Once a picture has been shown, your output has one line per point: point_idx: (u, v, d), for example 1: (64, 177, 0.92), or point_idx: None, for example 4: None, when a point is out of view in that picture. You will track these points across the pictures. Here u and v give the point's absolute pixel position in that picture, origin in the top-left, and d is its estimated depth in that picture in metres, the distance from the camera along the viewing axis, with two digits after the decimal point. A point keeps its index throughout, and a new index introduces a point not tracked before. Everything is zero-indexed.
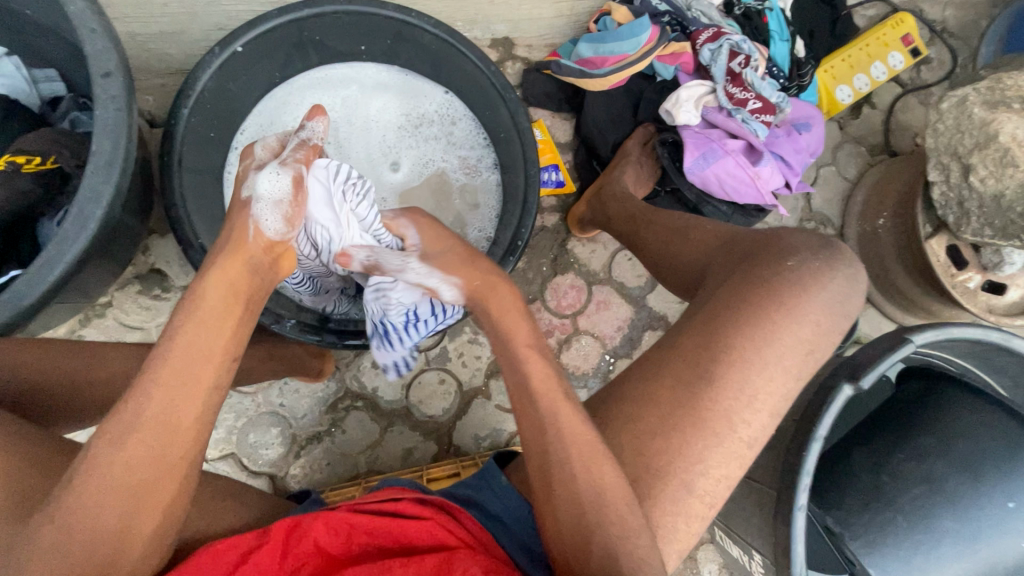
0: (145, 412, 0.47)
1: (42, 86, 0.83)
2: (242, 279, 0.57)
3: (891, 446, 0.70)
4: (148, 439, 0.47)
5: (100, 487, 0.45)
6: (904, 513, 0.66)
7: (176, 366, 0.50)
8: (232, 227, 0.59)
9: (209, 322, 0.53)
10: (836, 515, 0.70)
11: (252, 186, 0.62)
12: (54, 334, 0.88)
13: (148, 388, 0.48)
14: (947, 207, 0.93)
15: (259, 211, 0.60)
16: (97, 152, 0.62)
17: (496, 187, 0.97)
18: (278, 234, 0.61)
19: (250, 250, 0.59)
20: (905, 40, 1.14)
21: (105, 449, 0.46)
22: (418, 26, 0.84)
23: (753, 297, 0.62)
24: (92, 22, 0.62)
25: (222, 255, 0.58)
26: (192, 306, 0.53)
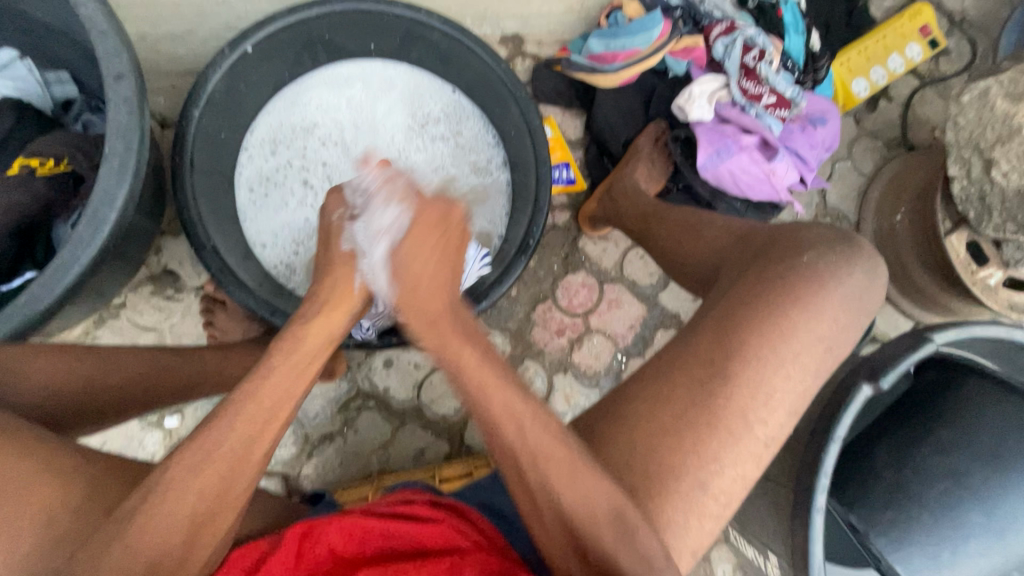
0: (225, 443, 0.49)
1: (55, 89, 0.82)
2: (337, 329, 0.61)
3: (914, 442, 0.68)
4: (222, 470, 0.48)
5: (172, 516, 0.45)
6: (930, 509, 0.65)
7: (264, 403, 0.51)
8: (336, 282, 0.62)
9: (302, 361, 0.55)
10: (859, 512, 0.68)
11: (351, 240, 0.64)
12: (69, 335, 0.89)
13: (231, 421, 0.49)
14: (968, 201, 0.90)
15: (364, 269, 0.62)
16: (110, 155, 0.62)
17: (508, 187, 0.94)
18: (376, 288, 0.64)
19: (351, 302, 0.63)
20: (923, 32, 1.12)
21: (181, 476, 0.47)
22: (427, 24, 0.84)
23: (772, 295, 0.60)
24: (104, 24, 0.62)
25: (322, 307, 0.60)
26: (284, 351, 0.55)
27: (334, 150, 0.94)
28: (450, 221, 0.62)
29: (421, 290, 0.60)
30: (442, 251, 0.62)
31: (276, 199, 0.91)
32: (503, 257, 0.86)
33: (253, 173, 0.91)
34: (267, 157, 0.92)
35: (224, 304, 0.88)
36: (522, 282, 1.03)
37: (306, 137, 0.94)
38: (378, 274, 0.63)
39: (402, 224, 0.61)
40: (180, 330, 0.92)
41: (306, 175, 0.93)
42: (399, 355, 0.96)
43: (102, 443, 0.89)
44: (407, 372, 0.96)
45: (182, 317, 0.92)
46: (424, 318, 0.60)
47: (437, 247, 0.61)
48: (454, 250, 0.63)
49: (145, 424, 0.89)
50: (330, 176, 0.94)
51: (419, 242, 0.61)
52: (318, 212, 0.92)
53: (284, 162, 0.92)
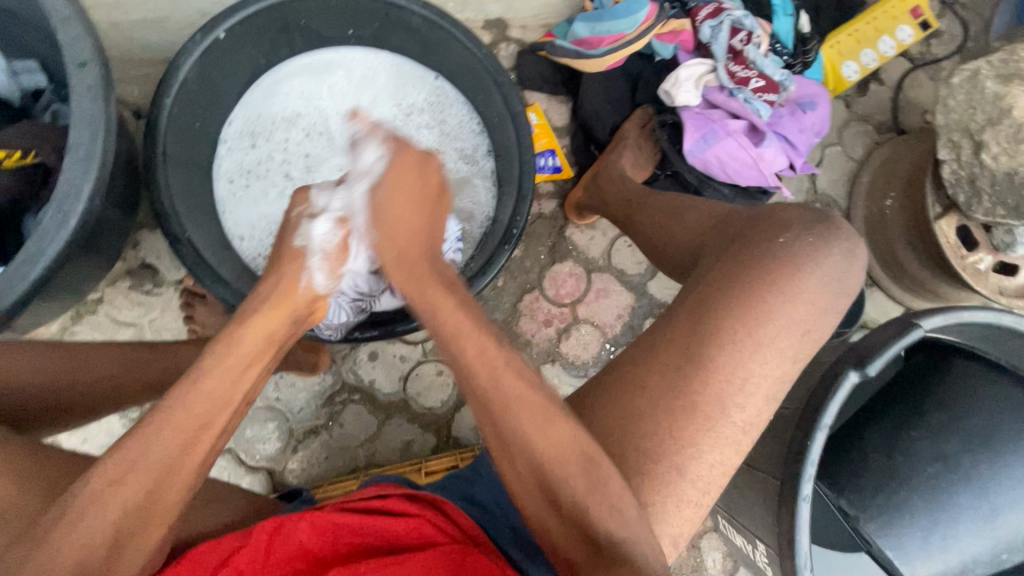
0: (153, 453, 0.46)
1: (22, 78, 0.80)
2: (278, 330, 0.57)
3: (902, 426, 0.68)
4: (149, 483, 0.45)
5: (94, 531, 0.43)
6: (919, 493, 0.64)
7: (193, 412, 0.49)
8: (282, 277, 0.60)
9: (236, 367, 0.52)
10: (849, 497, 0.67)
11: (305, 233, 0.63)
12: (45, 331, 0.87)
13: (158, 430, 0.47)
14: (958, 185, 0.88)
15: (312, 265, 0.62)
16: (74, 145, 0.60)
17: (491, 176, 0.94)
18: (324, 288, 0.63)
19: (295, 302, 0.60)
20: (915, 13, 1.10)
21: (101, 490, 0.44)
22: (405, 8, 0.81)
23: (748, 277, 0.59)
24: (66, 11, 0.61)
25: (262, 306, 0.58)
26: (217, 353, 0.52)
27: (316, 140, 0.94)
28: (429, 165, 0.64)
29: (399, 233, 0.61)
30: (420, 197, 0.63)
31: (257, 192, 0.91)
32: (486, 248, 0.84)
33: (232, 165, 0.90)
34: (247, 149, 0.91)
35: (204, 299, 0.87)
36: (509, 273, 1.01)
37: (288, 127, 0.94)
38: (324, 273, 0.63)
39: (379, 167, 0.63)
40: (160, 325, 0.91)
41: (287, 167, 0.93)
42: (385, 348, 0.95)
43: (82, 441, 0.87)
44: (393, 364, 0.95)
45: (162, 312, 0.91)
46: (409, 260, 0.60)
47: (414, 186, 0.62)
48: (432, 192, 0.64)
49: (126, 420, 0.88)
50: (311, 167, 0.94)
51: (396, 182, 0.62)
52: None
53: (265, 153, 0.92)
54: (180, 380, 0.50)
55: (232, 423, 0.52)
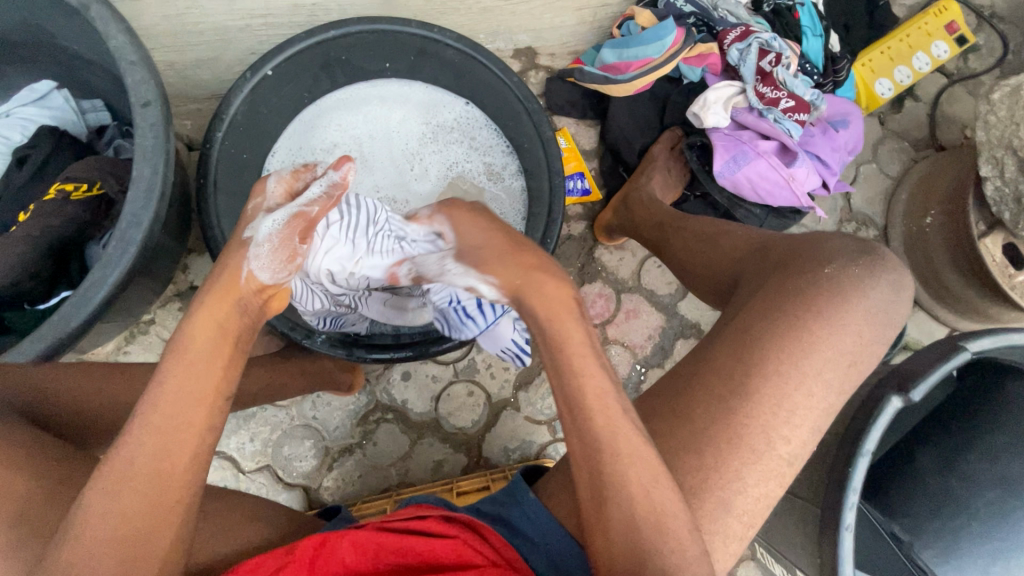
0: (137, 462, 0.46)
1: (89, 116, 0.87)
2: (230, 320, 0.53)
3: (957, 448, 0.64)
4: (142, 488, 0.46)
5: (98, 539, 0.44)
6: (981, 520, 0.61)
7: (163, 412, 0.48)
8: (221, 272, 0.54)
9: (196, 365, 0.50)
10: (903, 521, 0.64)
11: (254, 227, 0.56)
12: (101, 351, 0.92)
13: (139, 438, 0.47)
14: (1001, 203, 0.87)
15: (252, 259, 0.55)
16: (137, 179, 0.64)
17: (522, 194, 0.97)
18: (273, 278, 0.55)
19: (240, 292, 0.54)
20: (950, 29, 1.08)
21: (98, 502, 0.45)
22: (439, 41, 0.85)
23: (793, 309, 0.59)
24: (133, 54, 0.65)
25: (206, 300, 0.53)
26: (175, 352, 0.50)
27: None
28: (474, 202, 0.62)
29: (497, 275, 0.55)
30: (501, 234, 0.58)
31: None
32: None
33: None
34: None
35: None
36: None
37: (327, 157, 0.97)
38: (269, 265, 0.55)
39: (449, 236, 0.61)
40: None
41: None
42: (417, 367, 0.97)
43: None
44: (425, 384, 0.96)
45: None
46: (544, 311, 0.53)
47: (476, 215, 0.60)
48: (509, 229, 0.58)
49: None
50: None
51: (469, 232, 0.59)
52: None
53: None
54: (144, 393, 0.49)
55: (218, 417, 0.50)
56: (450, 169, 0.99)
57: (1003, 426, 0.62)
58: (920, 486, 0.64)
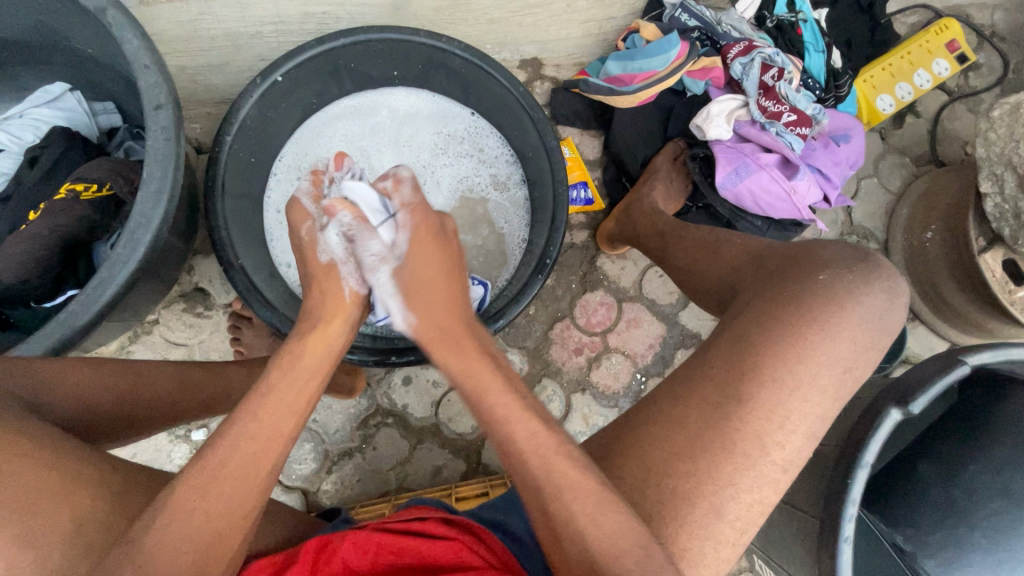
0: (230, 463, 0.49)
1: (100, 119, 0.89)
2: (335, 342, 0.62)
3: (960, 459, 0.64)
4: (230, 487, 0.48)
5: (180, 536, 0.45)
6: (983, 531, 0.60)
7: (266, 419, 0.52)
8: (326, 292, 0.65)
9: (300, 377, 0.57)
10: (905, 532, 0.64)
11: (326, 248, 0.66)
12: (104, 350, 0.93)
13: (236, 439, 0.50)
14: (1002, 218, 0.88)
15: (345, 275, 0.65)
16: (147, 180, 0.65)
17: (525, 204, 0.98)
18: (361, 289, 0.66)
19: (346, 309, 0.65)
20: (951, 47, 1.10)
21: (188, 497, 0.47)
22: (447, 50, 0.86)
23: (788, 315, 0.59)
24: (147, 59, 0.67)
25: (319, 321, 0.63)
26: (284, 364, 0.57)
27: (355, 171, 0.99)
28: (445, 230, 0.67)
29: (432, 312, 0.62)
30: (444, 271, 0.65)
31: None
32: (520, 277, 0.86)
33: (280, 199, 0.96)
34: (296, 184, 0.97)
35: (251, 322, 0.92)
36: (540, 301, 1.03)
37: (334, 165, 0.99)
38: (358, 275, 0.66)
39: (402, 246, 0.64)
40: (208, 346, 0.96)
41: None
42: (418, 373, 0.97)
43: (132, 456, 0.92)
44: (425, 389, 0.97)
45: (211, 333, 0.96)
46: (447, 337, 0.61)
47: (440, 258, 0.65)
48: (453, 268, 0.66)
49: (173, 437, 0.93)
50: None
51: (422, 258, 0.64)
52: None
53: None
54: (246, 397, 0.54)
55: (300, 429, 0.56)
56: (459, 180, 1.01)
57: (1005, 438, 0.62)
58: (921, 498, 0.64)
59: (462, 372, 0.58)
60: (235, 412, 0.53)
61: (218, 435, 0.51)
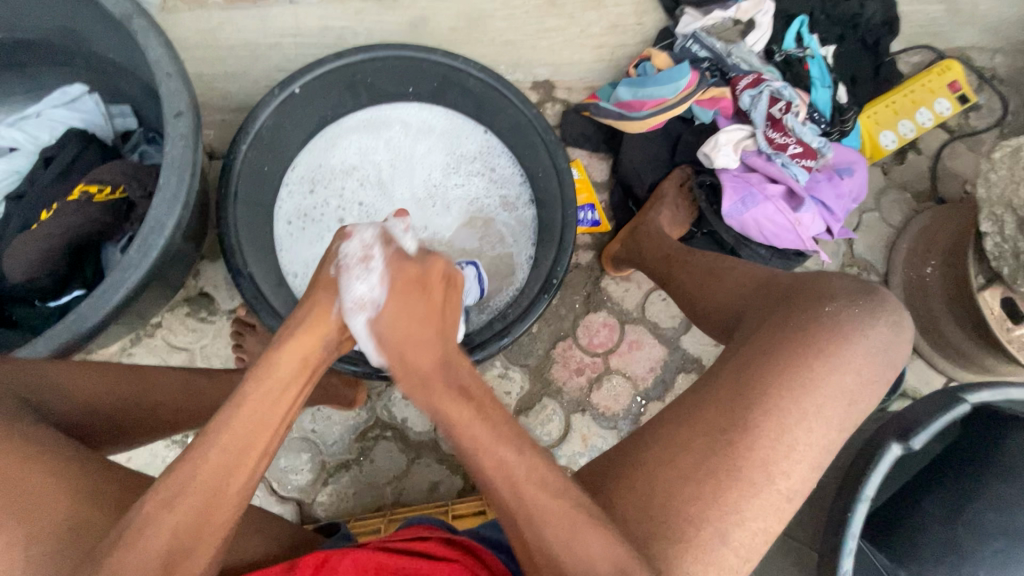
0: (197, 477, 0.49)
1: (117, 121, 0.89)
2: (313, 354, 0.59)
3: (964, 497, 0.64)
4: (196, 502, 0.48)
5: (149, 549, 0.45)
6: (986, 571, 0.60)
7: (237, 433, 0.51)
8: (315, 303, 0.61)
9: (276, 389, 0.55)
10: (909, 568, 0.64)
11: (339, 268, 0.63)
12: (105, 352, 0.93)
13: (203, 455, 0.50)
14: (1001, 258, 0.89)
15: (341, 302, 0.61)
16: (163, 186, 0.65)
17: (533, 223, 0.99)
18: (352, 321, 0.63)
19: (328, 327, 0.61)
20: (952, 88, 1.13)
21: (155, 511, 0.47)
22: (463, 70, 0.88)
23: (793, 345, 0.59)
24: (169, 67, 0.68)
25: (302, 331, 0.60)
26: (257, 378, 0.55)
27: (368, 188, 1.00)
28: (430, 277, 0.62)
29: (409, 353, 0.60)
30: (427, 312, 0.62)
31: (312, 234, 0.97)
32: (524, 295, 0.86)
33: (291, 208, 0.97)
34: (306, 195, 0.98)
35: (254, 329, 0.92)
36: (543, 319, 1.03)
37: (344, 177, 1.00)
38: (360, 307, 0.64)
39: (379, 296, 0.61)
40: (210, 352, 0.95)
41: (341, 213, 0.99)
42: None
43: (127, 459, 0.91)
44: None
45: (213, 339, 0.96)
46: (416, 377, 0.59)
47: (420, 304, 0.61)
48: (436, 302, 0.62)
49: (169, 442, 0.92)
50: (365, 213, 1.00)
51: (399, 308, 0.61)
52: None
53: (322, 200, 0.98)
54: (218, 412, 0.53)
55: (274, 445, 0.54)
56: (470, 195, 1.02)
57: (1009, 477, 0.62)
58: (925, 534, 0.64)
59: (429, 405, 0.58)
60: (207, 426, 0.52)
61: (188, 450, 0.50)
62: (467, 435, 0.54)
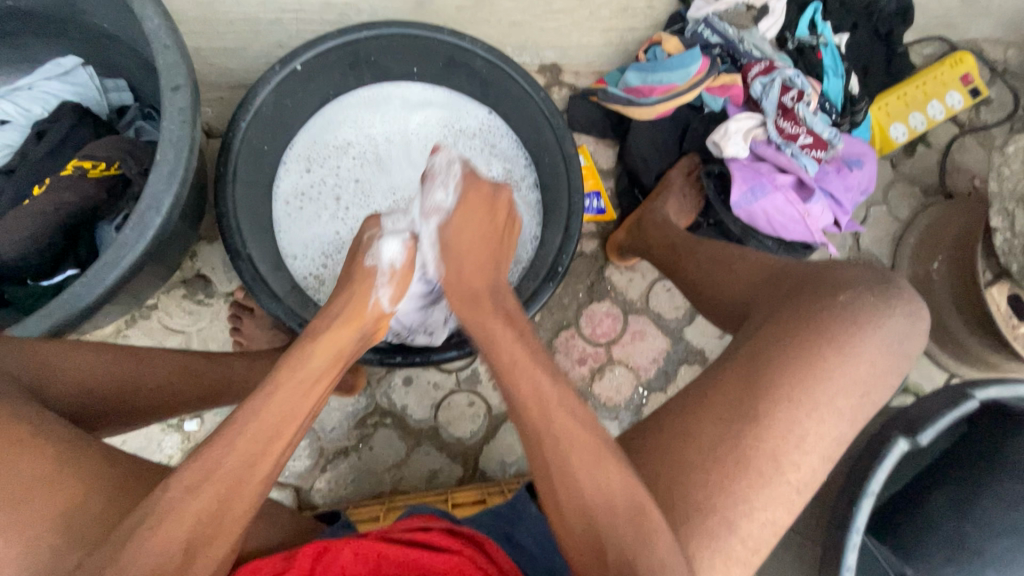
0: (225, 464, 0.47)
1: (111, 95, 0.87)
2: (346, 347, 0.60)
3: (973, 494, 0.64)
4: (222, 492, 0.46)
5: (172, 537, 0.43)
6: (995, 567, 0.61)
7: (267, 421, 0.50)
8: (351, 297, 0.63)
9: (306, 379, 0.54)
10: (916, 564, 0.64)
11: (375, 254, 0.66)
12: (100, 333, 0.91)
13: (233, 441, 0.48)
14: (1010, 254, 0.87)
15: (380, 288, 0.64)
16: (160, 162, 0.63)
17: (536, 207, 0.97)
18: (389, 309, 0.66)
19: (362, 319, 0.63)
20: (965, 80, 1.11)
21: (177, 499, 0.45)
22: (470, 50, 0.85)
23: (806, 335, 0.59)
24: (167, 39, 0.65)
25: (337, 320, 0.61)
26: (291, 367, 0.55)
27: (369, 169, 0.98)
28: (497, 200, 0.67)
29: (466, 267, 0.64)
30: (489, 233, 0.66)
31: (311, 215, 0.95)
32: (528, 281, 0.85)
33: (289, 188, 0.94)
34: (304, 174, 0.96)
35: (253, 312, 0.90)
36: (546, 308, 1.02)
37: (339, 155, 0.98)
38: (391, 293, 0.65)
39: (449, 205, 0.65)
40: (207, 335, 0.94)
41: (340, 193, 0.97)
42: (419, 374, 0.95)
43: (122, 442, 0.90)
44: (425, 391, 0.95)
45: (211, 322, 0.94)
46: (468, 291, 0.62)
47: (484, 222, 0.65)
48: (499, 227, 0.67)
49: (165, 426, 0.91)
50: (364, 194, 0.98)
51: (467, 219, 0.65)
52: (351, 228, 0.95)
53: (320, 179, 0.96)
54: (251, 396, 0.52)
55: (299, 435, 0.53)
56: None
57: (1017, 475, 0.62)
58: (933, 530, 0.64)
59: (478, 323, 0.60)
60: (236, 412, 0.51)
61: (213, 438, 0.49)
62: (494, 332, 0.58)
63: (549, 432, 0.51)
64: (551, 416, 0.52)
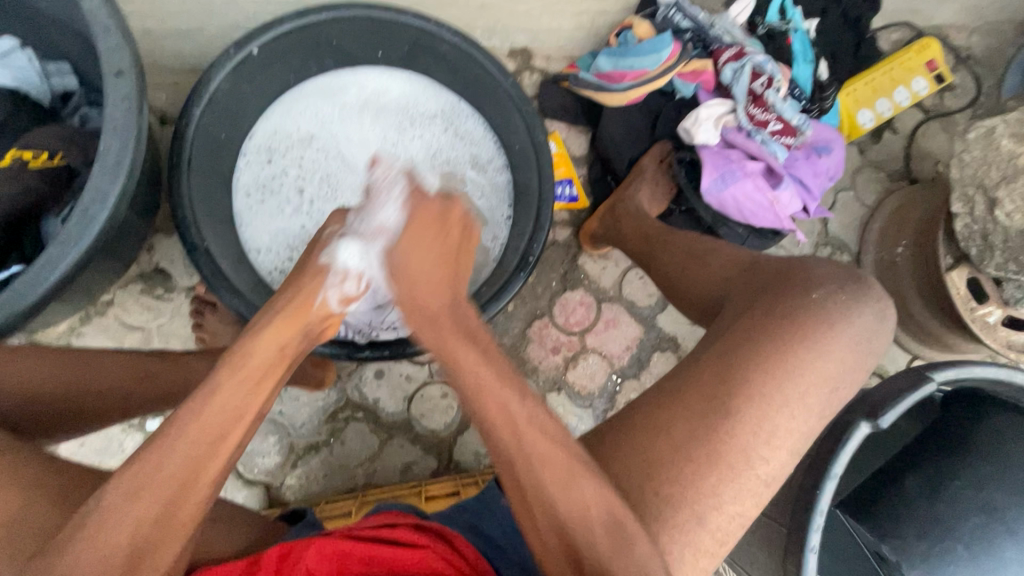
0: (163, 470, 0.45)
1: (54, 81, 0.82)
2: (290, 345, 0.57)
3: (942, 474, 0.66)
4: (164, 496, 0.45)
5: (112, 541, 0.42)
6: (965, 543, 0.63)
7: (208, 425, 0.48)
8: (299, 291, 0.59)
9: (248, 378, 0.51)
10: (891, 542, 0.65)
11: (332, 251, 0.63)
12: (52, 331, 0.87)
13: (172, 445, 0.46)
14: (970, 239, 0.89)
15: (329, 284, 0.61)
16: (104, 152, 0.60)
17: (507, 190, 0.95)
18: (338, 307, 0.62)
19: (307, 318, 0.59)
20: (930, 67, 1.12)
21: (117, 503, 0.43)
22: (436, 34, 0.82)
23: (777, 329, 0.59)
24: (108, 19, 0.61)
25: (280, 317, 0.57)
26: (232, 366, 0.52)
27: (334, 161, 0.95)
28: (448, 218, 0.62)
29: (419, 289, 0.58)
30: (441, 253, 0.60)
31: (274, 207, 0.92)
32: (500, 275, 0.83)
33: (251, 180, 0.91)
34: (265, 165, 0.92)
35: (214, 307, 0.87)
36: (520, 298, 1.02)
37: (304, 147, 0.95)
38: (342, 292, 0.62)
39: (400, 226, 0.62)
40: (168, 331, 0.90)
41: (304, 185, 0.94)
42: (391, 367, 0.94)
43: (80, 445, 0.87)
44: (398, 384, 0.94)
45: (171, 318, 0.91)
46: (424, 315, 0.57)
47: (435, 242, 0.60)
48: (451, 248, 0.61)
49: (126, 426, 0.88)
50: (330, 186, 0.95)
51: (416, 241, 0.60)
52: (317, 222, 0.92)
53: (283, 170, 0.93)
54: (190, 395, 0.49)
55: (247, 436, 0.51)
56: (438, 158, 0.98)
57: (981, 453, 0.65)
58: (908, 508, 0.66)
59: (441, 351, 0.55)
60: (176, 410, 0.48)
61: (156, 437, 0.47)
62: (454, 358, 0.53)
63: (509, 428, 0.51)
64: (519, 413, 0.51)
